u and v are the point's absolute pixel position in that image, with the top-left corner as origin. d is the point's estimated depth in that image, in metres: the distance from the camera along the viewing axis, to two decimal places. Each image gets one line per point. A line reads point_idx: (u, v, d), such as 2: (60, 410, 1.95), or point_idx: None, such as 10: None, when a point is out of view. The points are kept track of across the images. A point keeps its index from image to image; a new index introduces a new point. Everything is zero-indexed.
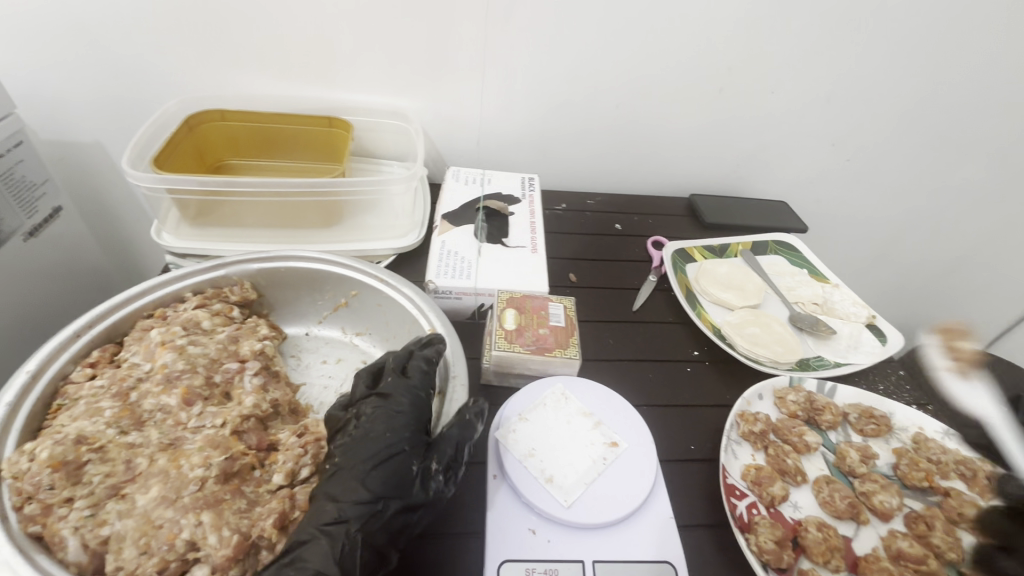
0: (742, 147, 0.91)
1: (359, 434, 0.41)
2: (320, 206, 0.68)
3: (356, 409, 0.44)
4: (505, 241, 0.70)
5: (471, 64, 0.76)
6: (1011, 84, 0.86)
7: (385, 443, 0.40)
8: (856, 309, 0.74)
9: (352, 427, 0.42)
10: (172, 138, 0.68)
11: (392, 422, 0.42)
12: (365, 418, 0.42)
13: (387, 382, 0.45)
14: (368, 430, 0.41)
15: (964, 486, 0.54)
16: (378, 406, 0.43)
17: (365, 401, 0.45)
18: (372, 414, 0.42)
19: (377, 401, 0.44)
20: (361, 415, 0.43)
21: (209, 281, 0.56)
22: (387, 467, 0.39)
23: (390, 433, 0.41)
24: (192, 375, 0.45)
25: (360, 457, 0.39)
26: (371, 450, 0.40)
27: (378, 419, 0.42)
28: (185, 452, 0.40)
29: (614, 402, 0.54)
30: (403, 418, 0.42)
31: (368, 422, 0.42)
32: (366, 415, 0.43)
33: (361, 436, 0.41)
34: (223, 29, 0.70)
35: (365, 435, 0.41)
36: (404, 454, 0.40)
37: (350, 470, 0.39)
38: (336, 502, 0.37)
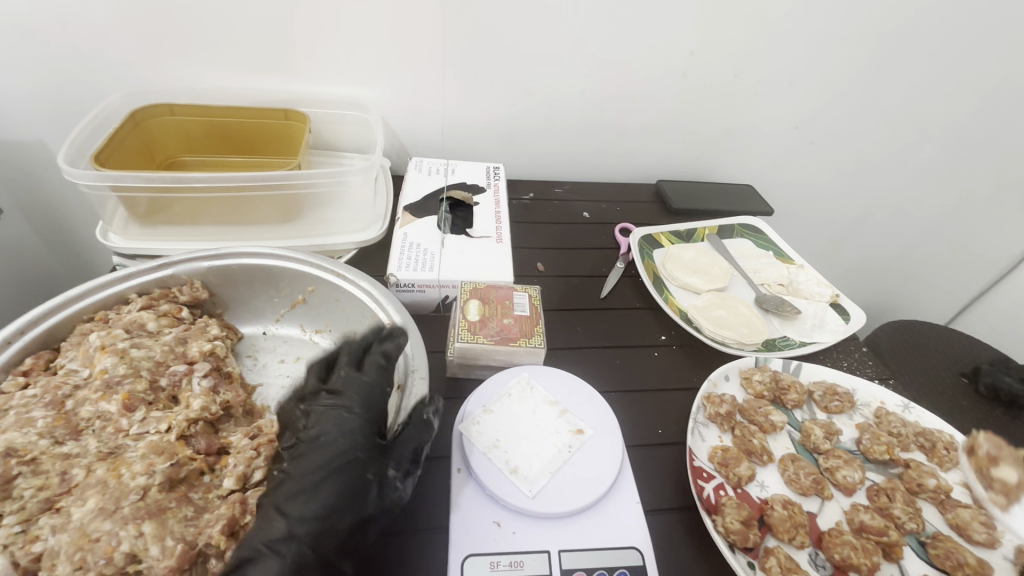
0: (707, 132, 0.91)
1: (311, 440, 0.41)
2: (275, 200, 0.65)
3: (308, 411, 0.44)
4: (470, 232, 0.68)
5: (431, 53, 0.74)
6: (963, 64, 0.88)
7: (338, 450, 0.40)
8: (820, 288, 0.75)
9: (304, 433, 0.42)
10: (115, 134, 0.64)
11: (346, 428, 0.41)
12: (316, 421, 0.42)
13: (340, 380, 0.45)
14: (320, 436, 0.41)
15: (924, 457, 0.55)
16: (331, 409, 0.43)
17: (318, 400, 0.44)
18: (324, 418, 0.42)
19: (330, 403, 0.44)
20: (314, 419, 0.43)
21: (155, 281, 0.53)
22: (338, 476, 0.38)
23: (343, 440, 0.41)
24: (134, 379, 0.43)
25: (310, 466, 0.39)
26: (322, 459, 0.39)
27: (331, 423, 0.42)
28: (126, 460, 0.38)
29: (581, 390, 0.53)
30: (354, 421, 0.42)
31: (320, 426, 0.42)
32: (317, 417, 0.43)
33: (314, 443, 0.40)
34: (165, 17, 0.66)
35: (317, 442, 0.41)
36: (357, 461, 0.40)
37: (300, 478, 0.38)
38: (284, 514, 0.36)
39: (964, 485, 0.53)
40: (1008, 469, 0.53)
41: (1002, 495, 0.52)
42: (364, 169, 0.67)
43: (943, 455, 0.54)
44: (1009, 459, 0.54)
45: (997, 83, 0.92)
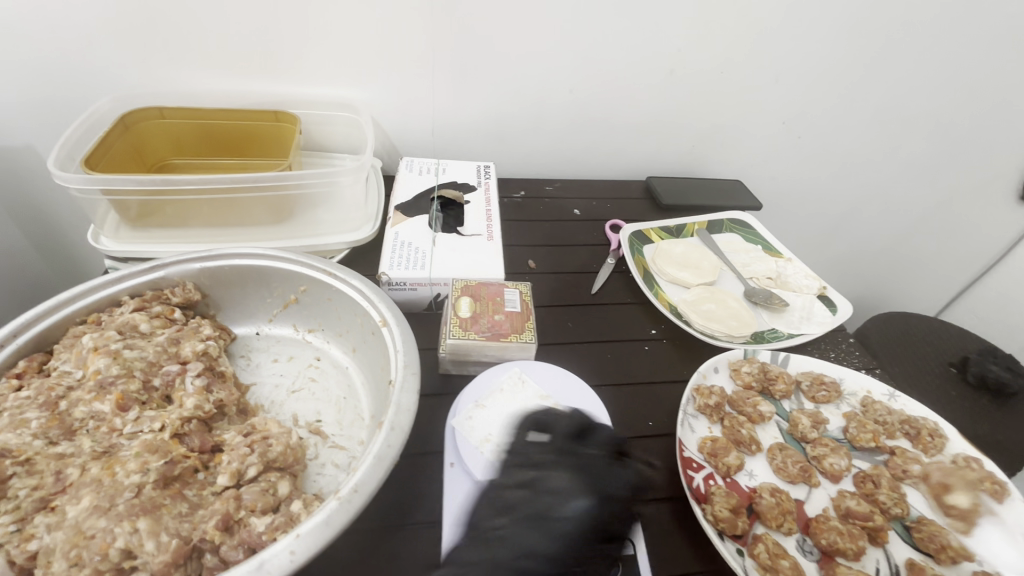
0: (696, 128, 0.92)
1: (541, 509, 0.41)
2: (266, 201, 0.66)
3: (545, 473, 0.43)
4: (461, 230, 0.69)
5: (421, 54, 0.75)
6: (946, 57, 0.89)
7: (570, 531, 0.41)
8: (808, 281, 0.76)
9: (528, 492, 0.42)
10: (105, 137, 0.64)
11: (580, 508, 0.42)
12: (552, 488, 0.42)
13: (591, 455, 0.45)
14: (558, 508, 0.41)
15: (909, 444, 0.56)
16: (564, 481, 0.43)
17: (562, 462, 0.44)
18: (556, 492, 0.42)
19: (561, 473, 0.43)
20: (541, 484, 0.43)
21: (148, 283, 0.53)
22: (557, 560, 0.40)
23: (573, 519, 0.41)
24: (127, 380, 0.43)
25: (535, 538, 0.40)
26: (546, 537, 0.40)
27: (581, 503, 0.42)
28: (121, 459, 0.38)
29: (572, 383, 0.54)
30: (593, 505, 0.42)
31: (555, 496, 0.42)
32: (561, 489, 0.43)
33: (544, 516, 0.41)
34: (157, 22, 0.67)
35: (553, 515, 0.41)
36: (575, 546, 0.40)
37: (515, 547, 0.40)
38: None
39: None
40: (960, 494, 0.50)
41: (960, 521, 0.50)
42: (354, 169, 0.67)
43: (927, 442, 0.55)
44: (961, 483, 0.51)
45: (979, 77, 0.93)
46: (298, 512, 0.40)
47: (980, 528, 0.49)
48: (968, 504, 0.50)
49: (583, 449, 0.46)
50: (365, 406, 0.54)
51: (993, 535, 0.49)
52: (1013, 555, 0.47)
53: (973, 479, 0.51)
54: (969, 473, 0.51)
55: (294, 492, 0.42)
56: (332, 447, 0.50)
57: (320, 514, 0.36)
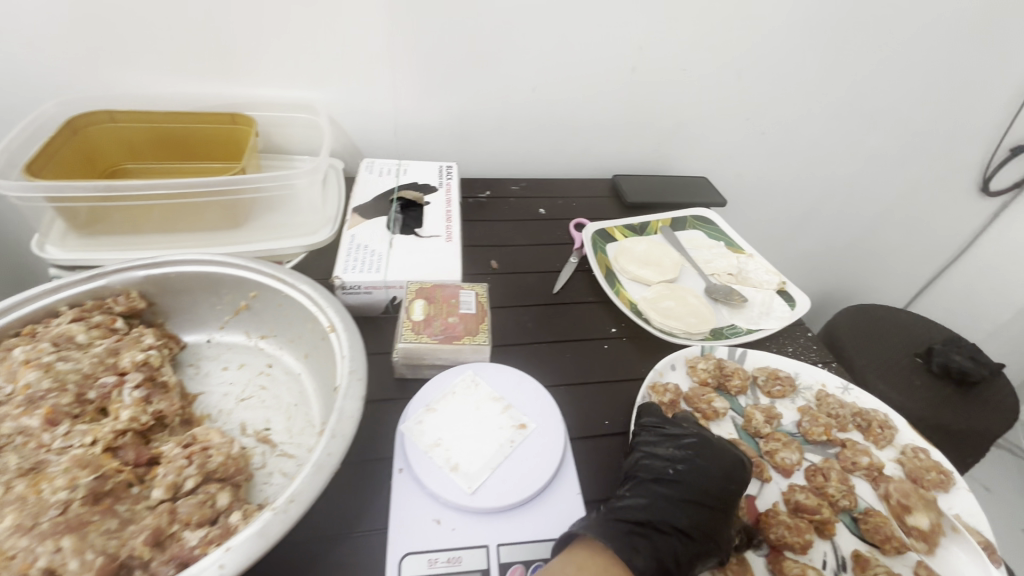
0: (660, 125, 0.92)
1: (705, 463, 0.49)
2: (219, 206, 0.64)
3: (702, 438, 0.51)
4: (419, 231, 0.68)
5: (378, 53, 0.74)
6: (904, 52, 0.91)
7: (722, 486, 0.48)
8: (768, 277, 0.76)
9: (683, 451, 0.50)
10: (49, 142, 0.62)
11: (737, 462, 0.50)
12: (711, 447, 0.51)
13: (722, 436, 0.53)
14: (722, 460, 0.50)
15: (861, 436, 0.58)
16: (712, 445, 0.51)
17: (709, 430, 0.53)
18: (708, 453, 0.50)
19: (703, 441, 0.51)
20: (690, 446, 0.51)
21: (88, 292, 0.52)
22: (725, 501, 0.48)
23: (731, 470, 0.49)
24: (59, 394, 0.42)
25: (709, 483, 0.48)
26: (716, 484, 0.48)
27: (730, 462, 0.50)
28: (48, 475, 0.38)
29: (526, 383, 0.53)
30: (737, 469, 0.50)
31: (714, 453, 0.50)
32: (709, 453, 0.50)
33: (710, 467, 0.49)
34: (100, 22, 0.65)
35: (719, 466, 0.49)
36: (734, 493, 0.48)
37: (687, 491, 0.48)
38: (680, 513, 0.47)
39: (897, 461, 0.56)
40: (920, 514, 0.49)
41: (921, 542, 0.49)
42: (310, 171, 0.66)
43: (878, 433, 0.56)
44: (919, 503, 0.50)
45: (937, 72, 0.95)
46: (236, 524, 0.39)
47: (942, 549, 0.49)
48: (929, 524, 0.49)
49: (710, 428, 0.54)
50: (316, 413, 0.53)
51: (960, 557, 0.48)
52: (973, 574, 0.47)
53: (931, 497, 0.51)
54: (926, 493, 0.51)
55: (236, 503, 0.42)
56: (280, 455, 0.49)
57: (254, 525, 0.36)
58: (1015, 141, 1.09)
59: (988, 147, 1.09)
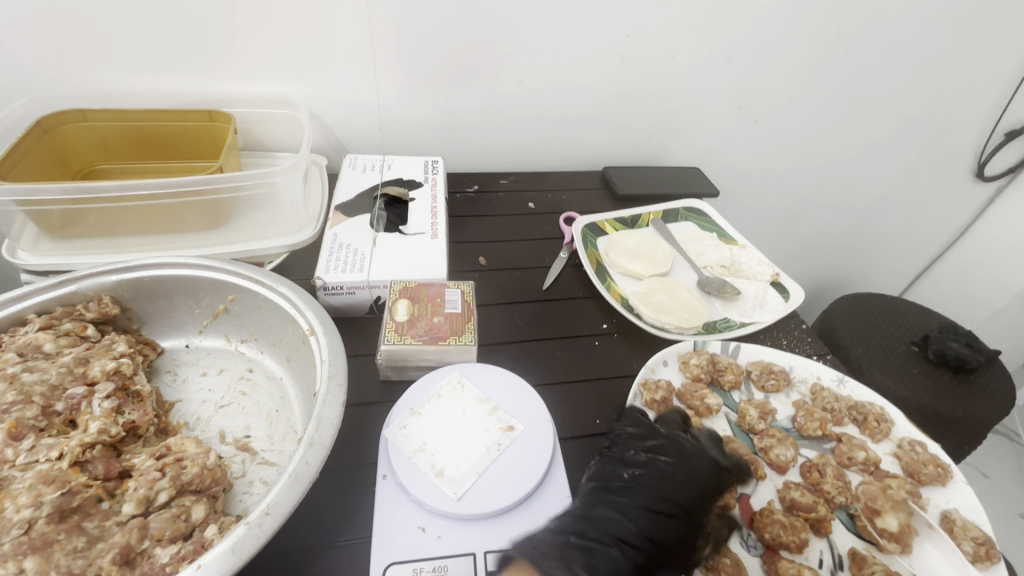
0: (651, 115, 0.90)
1: (668, 467, 0.47)
2: (197, 206, 0.61)
3: (671, 440, 0.49)
4: (404, 228, 0.66)
5: (359, 45, 0.71)
6: (897, 36, 0.89)
7: (686, 493, 0.45)
8: (762, 268, 0.75)
9: (649, 455, 0.48)
10: (17, 143, 0.58)
11: (704, 467, 0.47)
12: (677, 451, 0.48)
13: (699, 441, 0.50)
14: (687, 465, 0.47)
15: (857, 429, 0.57)
16: (682, 450, 0.48)
17: (681, 433, 0.51)
18: (674, 457, 0.48)
19: (673, 445, 0.49)
20: (658, 451, 0.48)
21: (57, 299, 0.51)
22: (683, 508, 0.45)
23: (698, 475, 0.47)
24: (24, 406, 0.42)
25: (666, 488, 0.46)
26: (676, 489, 0.46)
27: (698, 466, 0.47)
28: (11, 492, 0.37)
29: (513, 383, 0.52)
30: (705, 475, 0.47)
31: (680, 457, 0.48)
32: (675, 457, 0.48)
33: (671, 472, 0.47)
34: (64, 17, 0.62)
35: (682, 470, 0.47)
36: (697, 500, 0.45)
37: (641, 497, 0.45)
38: (628, 521, 0.44)
39: (893, 455, 0.55)
40: (889, 517, 0.48)
41: (895, 543, 0.47)
42: (291, 168, 0.63)
43: (874, 427, 0.56)
44: (887, 503, 0.48)
45: (930, 56, 0.93)
46: (211, 538, 0.38)
47: (918, 547, 0.48)
48: (898, 526, 0.47)
49: (685, 432, 0.51)
50: (298, 419, 0.52)
51: (935, 555, 0.47)
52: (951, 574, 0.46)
53: (900, 498, 0.49)
54: (896, 493, 0.49)
55: (211, 515, 0.41)
56: (260, 463, 0.48)
57: (227, 541, 0.34)
58: (1010, 126, 1.07)
59: (983, 132, 1.08)
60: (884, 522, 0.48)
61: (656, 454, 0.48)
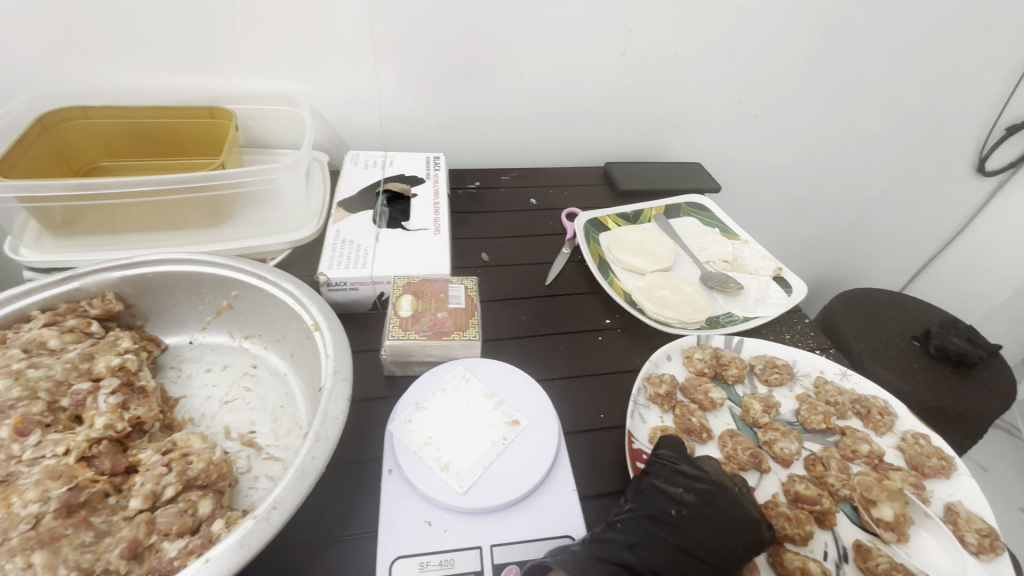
0: (652, 111, 0.90)
1: (715, 514, 0.44)
2: (199, 203, 0.61)
3: (721, 485, 0.45)
4: (406, 224, 0.66)
5: (359, 40, 0.71)
6: (898, 30, 0.89)
7: (726, 546, 0.42)
8: (764, 263, 0.75)
9: (695, 497, 0.44)
10: (19, 140, 0.58)
11: (750, 523, 0.43)
12: (726, 498, 0.45)
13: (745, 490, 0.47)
14: (737, 516, 0.44)
15: (860, 423, 0.57)
16: (731, 501, 0.44)
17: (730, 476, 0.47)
18: (723, 506, 0.44)
19: (722, 493, 0.45)
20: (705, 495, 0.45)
21: (61, 295, 0.50)
22: (723, 561, 0.42)
23: (743, 530, 0.43)
24: (30, 402, 0.42)
25: (712, 537, 0.42)
26: (720, 539, 0.42)
27: (745, 520, 0.43)
28: (18, 488, 0.37)
29: (517, 378, 0.52)
30: (749, 532, 0.43)
31: (729, 505, 0.44)
32: (724, 505, 0.44)
33: (716, 520, 0.43)
34: (63, 14, 0.61)
35: (730, 519, 0.43)
36: (740, 556, 0.42)
37: (683, 539, 0.42)
38: (667, 557, 0.41)
39: (897, 448, 0.55)
40: (885, 506, 0.47)
41: (892, 533, 0.47)
42: (293, 164, 0.63)
43: (877, 420, 0.56)
44: (883, 494, 0.48)
45: (931, 51, 0.93)
46: (218, 532, 0.38)
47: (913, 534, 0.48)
48: (894, 515, 0.47)
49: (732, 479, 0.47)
50: (303, 414, 0.52)
51: (930, 542, 0.48)
52: (947, 562, 0.46)
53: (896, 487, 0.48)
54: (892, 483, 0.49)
55: (218, 510, 0.41)
56: (266, 458, 0.48)
57: (235, 534, 0.34)
58: (1010, 121, 1.07)
59: (984, 127, 1.08)
60: (880, 512, 0.47)
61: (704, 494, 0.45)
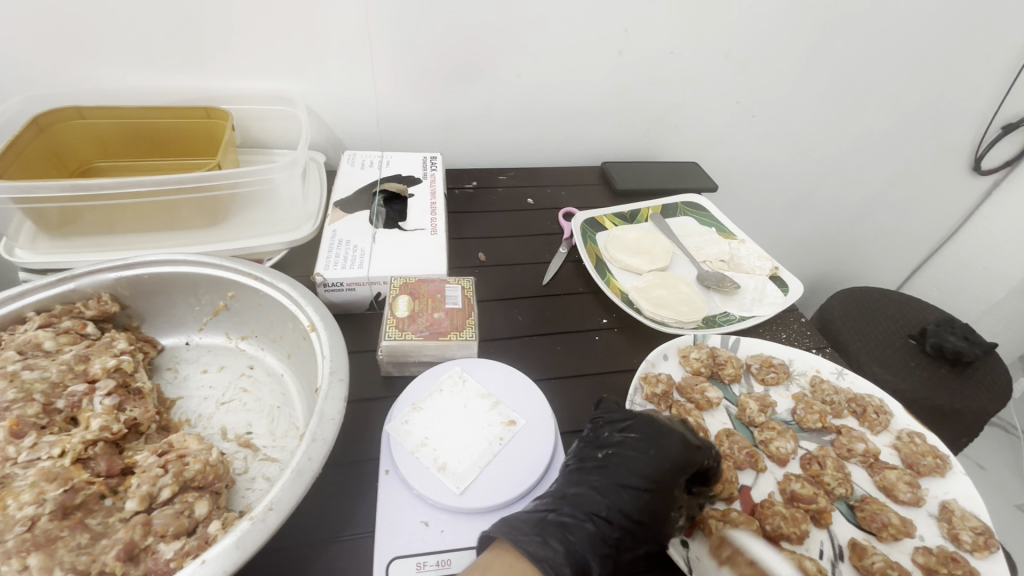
0: (649, 110, 0.90)
1: (639, 445, 0.47)
2: (195, 204, 0.61)
3: (644, 418, 0.48)
4: (403, 224, 0.66)
5: (355, 39, 0.71)
6: (895, 28, 0.89)
7: (654, 469, 0.46)
8: (760, 262, 0.75)
9: (621, 434, 0.48)
10: (13, 141, 0.58)
11: (675, 444, 0.47)
12: (649, 427, 0.48)
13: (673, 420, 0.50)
14: (658, 443, 0.47)
15: (856, 421, 0.57)
16: (654, 429, 0.48)
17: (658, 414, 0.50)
18: (646, 436, 0.47)
19: (644, 422, 0.48)
20: (629, 429, 0.48)
21: (56, 296, 0.50)
22: (652, 483, 0.45)
23: (669, 452, 0.46)
24: (25, 404, 0.42)
25: (637, 465, 0.46)
26: (645, 466, 0.46)
27: (667, 442, 0.47)
28: (14, 490, 0.37)
29: (514, 377, 0.52)
30: (674, 450, 0.46)
31: (651, 435, 0.47)
32: (646, 435, 0.47)
33: (642, 449, 0.47)
34: (57, 14, 0.61)
35: (653, 446, 0.47)
36: (667, 473, 0.46)
37: (614, 475, 0.46)
38: (602, 499, 0.44)
39: (893, 447, 0.55)
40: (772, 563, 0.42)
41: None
42: (289, 164, 0.63)
43: (873, 419, 0.56)
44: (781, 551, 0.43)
45: (927, 50, 0.93)
46: (214, 533, 0.38)
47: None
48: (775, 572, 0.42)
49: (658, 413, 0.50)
50: (300, 415, 0.52)
51: None
52: None
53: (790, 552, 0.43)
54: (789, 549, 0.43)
55: (214, 511, 0.41)
56: (263, 460, 0.48)
57: (231, 536, 0.34)
58: (1006, 120, 1.08)
59: (980, 125, 1.08)
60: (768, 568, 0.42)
61: (627, 432, 0.48)
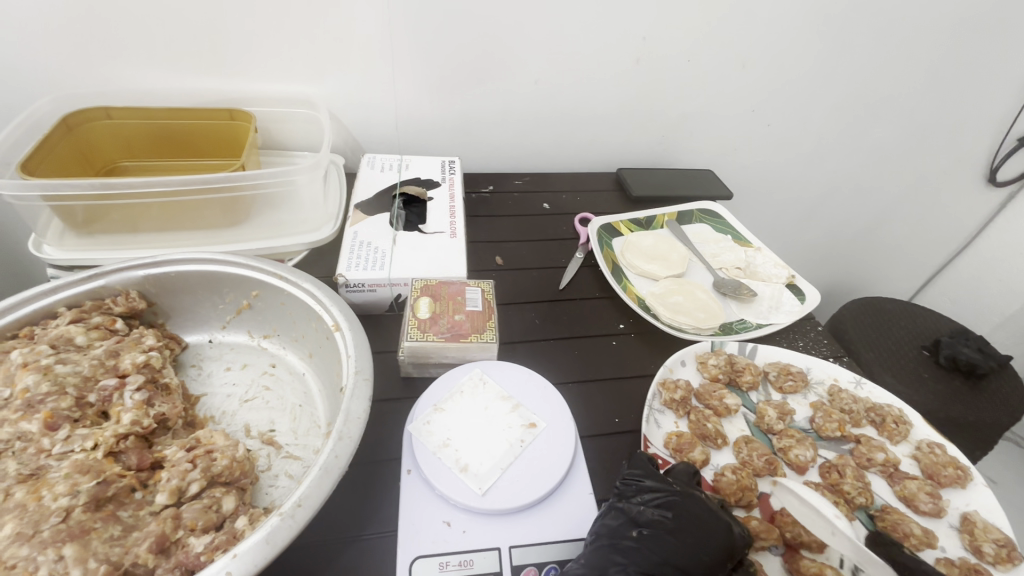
0: (664, 117, 0.91)
1: (676, 530, 0.42)
2: (220, 204, 0.61)
3: (682, 497, 0.44)
4: (423, 227, 0.67)
5: (377, 43, 0.72)
6: (912, 39, 0.89)
7: (694, 560, 0.40)
8: (776, 270, 0.75)
9: (658, 514, 0.43)
10: (43, 141, 0.59)
11: (718, 533, 0.42)
12: (690, 508, 0.43)
13: (712, 502, 0.45)
14: (699, 528, 0.42)
15: (875, 431, 0.57)
16: (695, 512, 0.43)
17: (698, 491, 0.46)
18: (686, 518, 0.42)
19: (684, 503, 0.43)
20: (666, 506, 0.43)
21: (85, 293, 0.51)
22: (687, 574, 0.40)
23: (712, 542, 0.41)
24: (58, 397, 0.43)
25: (675, 552, 0.40)
26: (683, 553, 0.40)
27: (709, 530, 0.42)
28: (49, 481, 0.38)
29: (534, 380, 0.52)
30: (716, 540, 0.41)
31: (692, 520, 0.42)
32: (686, 517, 0.42)
33: (682, 534, 0.41)
34: (89, 17, 0.62)
35: (693, 532, 0.41)
36: (708, 569, 0.40)
37: (647, 561, 0.40)
38: None
39: (912, 457, 0.55)
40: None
41: None
42: (313, 166, 0.63)
43: (892, 429, 0.56)
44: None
45: (943, 62, 0.94)
46: (242, 528, 0.39)
47: None
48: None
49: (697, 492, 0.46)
50: (321, 414, 0.53)
51: None
52: None
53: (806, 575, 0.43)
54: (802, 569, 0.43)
55: (240, 506, 0.42)
56: (286, 457, 0.49)
57: (261, 532, 0.35)
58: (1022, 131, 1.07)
59: (995, 137, 1.08)
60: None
61: (664, 510, 0.43)
